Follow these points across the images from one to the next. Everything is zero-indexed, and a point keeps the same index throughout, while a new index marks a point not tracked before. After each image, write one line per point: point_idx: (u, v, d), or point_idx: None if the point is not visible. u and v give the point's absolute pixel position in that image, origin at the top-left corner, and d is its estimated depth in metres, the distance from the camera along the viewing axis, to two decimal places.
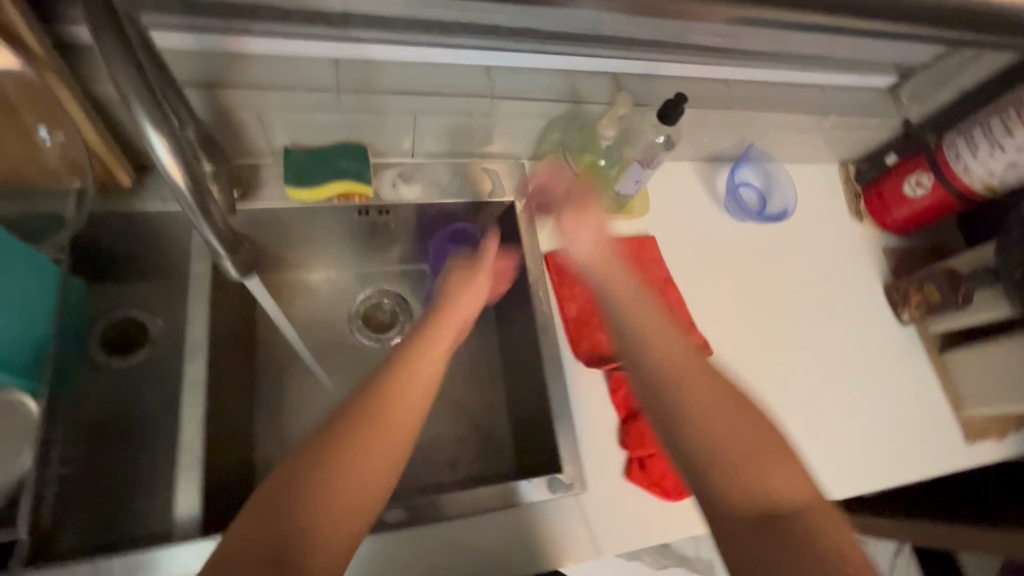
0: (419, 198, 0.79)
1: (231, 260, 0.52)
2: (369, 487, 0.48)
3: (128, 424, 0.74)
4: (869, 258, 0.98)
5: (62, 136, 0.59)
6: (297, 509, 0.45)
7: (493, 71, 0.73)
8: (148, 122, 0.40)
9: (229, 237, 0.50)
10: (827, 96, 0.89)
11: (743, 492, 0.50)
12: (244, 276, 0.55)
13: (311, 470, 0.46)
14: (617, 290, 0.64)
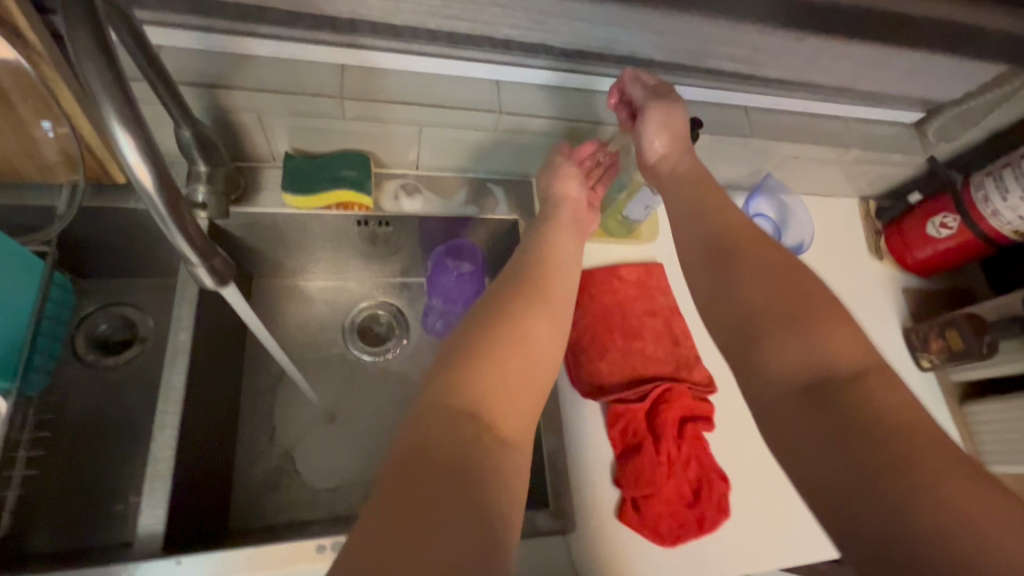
0: (421, 210, 0.77)
1: (204, 267, 0.48)
2: (528, 369, 0.55)
3: (106, 427, 0.72)
4: (888, 298, 0.94)
5: (62, 130, 0.58)
6: (479, 380, 0.51)
7: (504, 87, 0.71)
8: (116, 121, 0.38)
9: (200, 241, 0.47)
10: (850, 129, 0.86)
11: (796, 352, 0.50)
12: (217, 285, 0.51)
13: (481, 351, 0.54)
14: (682, 197, 0.67)
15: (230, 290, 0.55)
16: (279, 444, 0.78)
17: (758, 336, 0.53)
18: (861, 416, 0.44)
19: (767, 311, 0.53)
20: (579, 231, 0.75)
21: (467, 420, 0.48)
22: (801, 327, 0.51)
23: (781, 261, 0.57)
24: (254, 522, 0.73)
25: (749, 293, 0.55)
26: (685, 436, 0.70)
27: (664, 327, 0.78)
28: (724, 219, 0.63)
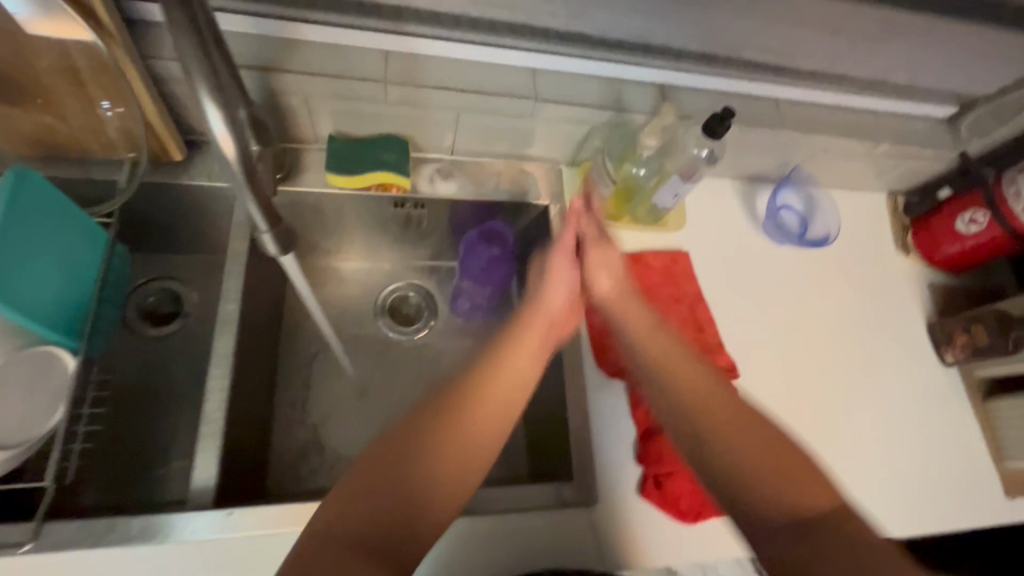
0: (455, 194, 0.80)
1: (270, 235, 0.52)
2: (465, 457, 0.52)
3: (155, 392, 0.76)
4: (913, 292, 0.94)
5: (120, 108, 0.61)
6: (403, 476, 0.49)
7: (540, 75, 0.73)
8: (207, 97, 0.42)
9: (269, 209, 0.51)
10: (881, 123, 0.86)
11: (777, 498, 0.51)
12: (279, 255, 0.55)
13: (420, 446, 0.50)
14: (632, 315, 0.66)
15: (288, 260, 0.58)
16: (312, 416, 0.82)
17: (741, 489, 0.53)
18: (849, 544, 0.47)
19: (748, 462, 0.54)
20: (550, 321, 0.66)
21: (377, 518, 0.47)
22: (788, 478, 0.52)
23: (728, 397, 0.59)
24: (289, 488, 0.76)
25: (735, 455, 0.55)
26: None
27: (687, 314, 0.80)
28: (694, 375, 0.61)
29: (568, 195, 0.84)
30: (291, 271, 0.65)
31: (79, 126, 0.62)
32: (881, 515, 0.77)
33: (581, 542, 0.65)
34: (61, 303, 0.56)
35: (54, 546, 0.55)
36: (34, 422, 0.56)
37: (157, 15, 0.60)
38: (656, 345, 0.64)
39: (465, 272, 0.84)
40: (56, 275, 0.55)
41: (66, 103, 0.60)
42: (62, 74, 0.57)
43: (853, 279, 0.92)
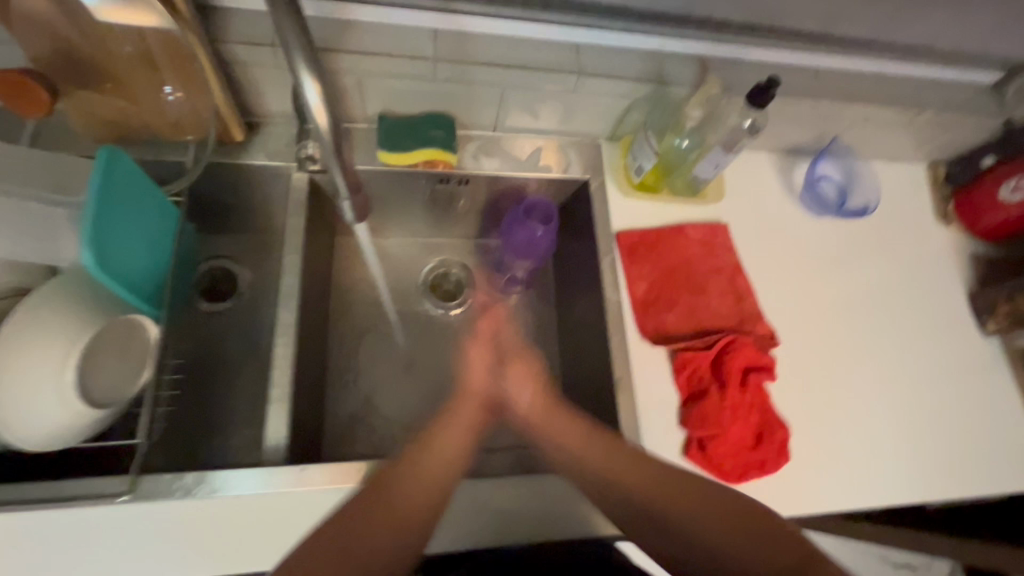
0: (498, 169, 0.82)
1: (350, 202, 0.56)
2: (412, 521, 0.55)
3: (217, 361, 0.80)
4: (953, 263, 0.93)
5: (182, 93, 0.65)
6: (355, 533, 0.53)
7: (583, 49, 0.74)
8: (303, 69, 0.43)
9: (352, 179, 0.54)
10: (924, 90, 0.86)
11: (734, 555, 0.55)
12: (355, 222, 0.59)
13: (358, 530, 0.53)
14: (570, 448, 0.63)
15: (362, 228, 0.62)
16: (362, 385, 0.85)
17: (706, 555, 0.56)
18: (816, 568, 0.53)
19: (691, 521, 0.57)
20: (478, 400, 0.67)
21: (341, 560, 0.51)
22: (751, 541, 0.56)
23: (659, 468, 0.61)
24: (342, 453, 0.79)
25: (693, 528, 0.57)
26: (750, 384, 0.74)
27: (727, 284, 0.82)
28: (625, 461, 0.61)
29: (608, 168, 0.86)
30: (360, 238, 0.70)
31: (150, 109, 0.66)
32: (909, 484, 0.77)
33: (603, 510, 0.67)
34: (140, 273, 0.59)
35: (147, 498, 0.58)
36: (119, 386, 0.58)
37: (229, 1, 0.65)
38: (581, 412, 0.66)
39: (526, 253, 0.83)
40: (138, 248, 0.58)
41: (136, 86, 0.64)
42: (138, 60, 0.61)
43: (876, 251, 0.91)
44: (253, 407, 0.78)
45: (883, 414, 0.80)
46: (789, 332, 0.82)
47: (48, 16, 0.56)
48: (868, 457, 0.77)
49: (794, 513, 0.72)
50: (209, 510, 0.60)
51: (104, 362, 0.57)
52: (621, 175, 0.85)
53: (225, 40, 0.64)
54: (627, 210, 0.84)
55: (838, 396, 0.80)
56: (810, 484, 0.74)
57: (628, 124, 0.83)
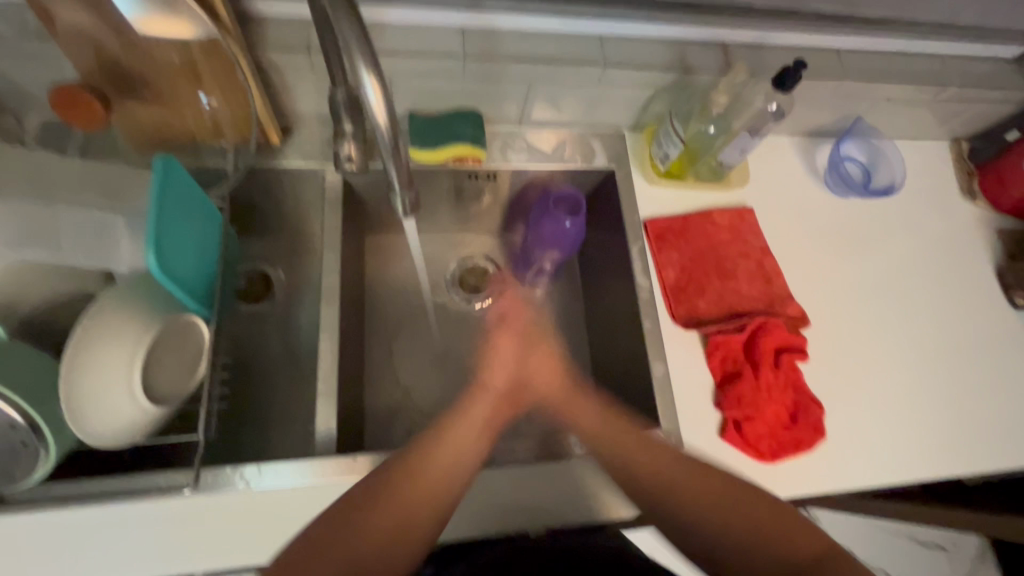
0: (525, 162, 0.83)
1: (404, 196, 0.58)
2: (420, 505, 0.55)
3: (257, 359, 0.81)
4: (980, 238, 0.93)
5: (216, 101, 0.67)
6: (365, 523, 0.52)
7: (607, 41, 0.77)
8: (364, 68, 0.44)
9: (406, 173, 0.55)
10: (946, 67, 0.86)
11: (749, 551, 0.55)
12: (406, 215, 0.60)
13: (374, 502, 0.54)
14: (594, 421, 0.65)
15: (411, 221, 0.63)
16: (398, 379, 0.86)
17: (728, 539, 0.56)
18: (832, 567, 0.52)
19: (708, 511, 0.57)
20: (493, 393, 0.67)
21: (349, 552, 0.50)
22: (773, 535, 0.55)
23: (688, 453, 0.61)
24: (383, 445, 0.81)
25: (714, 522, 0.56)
26: (782, 364, 0.75)
27: (755, 268, 0.83)
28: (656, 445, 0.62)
29: (633, 158, 0.87)
30: (409, 232, 0.71)
31: (192, 117, 0.69)
32: (943, 459, 0.77)
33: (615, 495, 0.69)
34: (194, 278, 0.61)
35: (209, 490, 0.60)
36: (175, 384, 0.61)
37: (266, 9, 0.68)
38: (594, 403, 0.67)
39: (552, 244, 0.83)
40: (192, 253, 0.60)
41: (175, 95, 0.66)
42: (183, 71, 0.63)
43: (897, 229, 0.92)
44: (295, 403, 0.79)
45: (914, 389, 0.81)
46: (818, 312, 0.83)
47: (96, 30, 0.58)
48: (899, 433, 0.77)
49: (832, 490, 0.73)
50: (266, 498, 0.62)
51: (163, 362, 0.60)
52: (646, 164, 0.86)
53: (265, 48, 0.68)
54: (653, 199, 0.86)
55: (869, 373, 0.81)
56: (845, 461, 0.74)
57: (651, 114, 0.85)
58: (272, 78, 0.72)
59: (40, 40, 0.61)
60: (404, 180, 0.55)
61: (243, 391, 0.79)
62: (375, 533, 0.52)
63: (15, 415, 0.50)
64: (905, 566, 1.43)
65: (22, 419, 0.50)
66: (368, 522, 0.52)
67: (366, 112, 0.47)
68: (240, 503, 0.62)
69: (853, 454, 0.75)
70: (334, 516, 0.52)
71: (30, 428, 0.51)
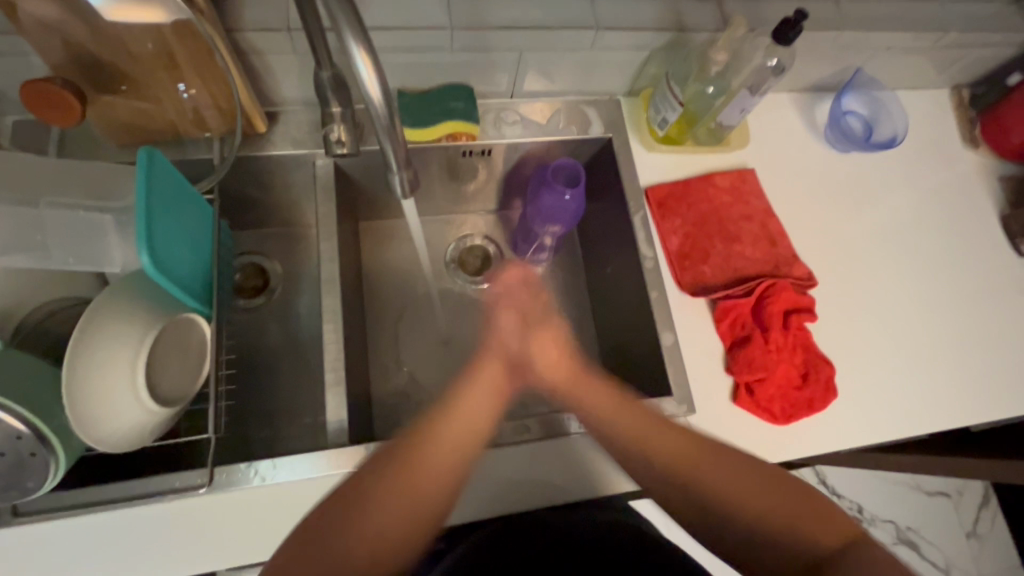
0: (520, 135, 0.81)
1: (401, 176, 0.56)
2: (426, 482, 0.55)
3: (260, 354, 0.80)
4: (983, 186, 0.92)
5: (196, 90, 0.65)
6: (372, 515, 0.52)
7: (598, 2, 0.74)
8: (354, 43, 0.41)
9: (403, 152, 0.53)
10: (946, 11, 0.84)
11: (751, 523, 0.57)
12: (405, 196, 0.58)
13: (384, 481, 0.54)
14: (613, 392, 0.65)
15: (409, 202, 0.61)
16: (405, 365, 0.85)
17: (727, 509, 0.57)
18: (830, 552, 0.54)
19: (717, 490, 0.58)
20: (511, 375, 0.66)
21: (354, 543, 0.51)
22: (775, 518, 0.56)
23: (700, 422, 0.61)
24: (394, 431, 0.81)
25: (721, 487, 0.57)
26: (792, 325, 0.75)
27: (759, 230, 0.81)
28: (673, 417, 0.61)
29: (630, 125, 0.85)
30: (407, 213, 0.69)
31: (172, 107, 0.66)
32: (954, 410, 0.77)
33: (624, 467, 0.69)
34: (189, 275, 0.59)
35: (225, 487, 0.60)
36: (181, 384, 0.60)
37: None
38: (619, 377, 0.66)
39: (553, 218, 0.81)
40: (185, 249, 0.59)
41: (152, 86, 0.63)
42: (158, 58, 0.60)
43: (900, 181, 0.91)
44: (303, 395, 0.78)
45: (922, 342, 0.81)
46: (824, 271, 0.83)
47: (63, 21, 0.55)
48: (908, 387, 0.77)
49: (846, 446, 0.73)
50: (280, 492, 0.62)
51: (167, 362, 0.59)
52: (643, 130, 0.84)
53: (243, 30, 0.65)
54: (653, 165, 0.84)
55: (878, 329, 0.80)
56: (857, 417, 0.75)
57: (646, 78, 0.82)
58: (253, 62, 0.69)
59: (4, 33, 0.58)
60: (400, 158, 0.53)
61: (250, 386, 0.77)
62: (380, 525, 0.52)
63: (19, 425, 0.48)
64: (912, 516, 1.46)
65: (27, 428, 0.49)
66: (377, 512, 0.53)
67: (358, 90, 0.44)
68: (256, 498, 0.61)
69: (864, 410, 0.75)
70: (340, 504, 0.53)
71: (37, 437, 0.49)
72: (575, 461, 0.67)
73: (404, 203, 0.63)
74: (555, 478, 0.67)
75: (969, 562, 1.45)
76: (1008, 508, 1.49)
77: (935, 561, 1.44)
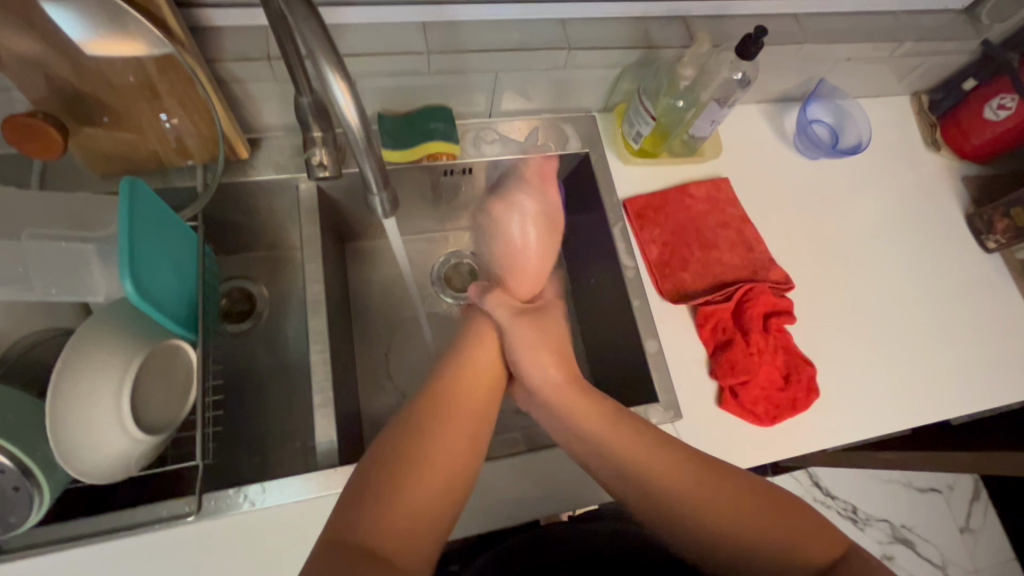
0: (500, 153, 0.83)
1: (381, 195, 0.56)
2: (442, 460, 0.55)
3: (248, 378, 0.80)
4: (947, 186, 0.96)
5: (178, 119, 0.66)
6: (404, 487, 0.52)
7: (569, 24, 0.77)
8: (329, 71, 0.43)
9: (381, 172, 0.54)
10: (901, 22, 0.88)
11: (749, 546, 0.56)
12: (386, 215, 0.59)
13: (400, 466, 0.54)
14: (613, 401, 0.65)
15: (390, 220, 0.62)
16: (395, 382, 0.85)
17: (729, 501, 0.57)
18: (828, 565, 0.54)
19: (716, 518, 0.56)
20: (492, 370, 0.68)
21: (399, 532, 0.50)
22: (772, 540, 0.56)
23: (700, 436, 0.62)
24: None
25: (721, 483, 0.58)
26: (771, 327, 0.77)
27: (736, 236, 0.84)
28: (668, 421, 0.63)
29: (606, 139, 0.88)
30: (389, 233, 0.70)
31: (154, 136, 0.67)
32: (934, 405, 0.79)
33: None
34: (176, 302, 0.60)
35: (215, 513, 0.59)
36: (168, 412, 0.60)
37: (217, 19, 0.67)
38: (598, 421, 0.61)
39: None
40: (171, 276, 0.59)
41: (133, 116, 0.64)
42: (140, 89, 0.61)
43: (868, 184, 0.94)
44: (292, 418, 0.78)
45: (898, 339, 0.83)
46: (800, 273, 0.85)
47: (43, 56, 0.56)
48: (887, 385, 0.79)
49: (830, 444, 0.75)
50: (271, 518, 0.61)
51: (153, 391, 0.59)
52: (619, 143, 0.87)
53: (222, 60, 0.66)
54: (630, 178, 0.86)
55: (855, 328, 0.82)
56: (840, 415, 0.76)
57: (620, 93, 0.85)
58: (233, 90, 0.70)
59: None
60: (378, 178, 0.54)
61: (237, 413, 0.77)
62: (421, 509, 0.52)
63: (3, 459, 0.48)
64: (906, 514, 1.47)
65: (10, 462, 0.48)
66: (415, 493, 0.52)
67: (334, 113, 0.45)
68: (247, 524, 0.61)
69: (846, 408, 0.77)
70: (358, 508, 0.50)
71: (20, 471, 0.49)
72: (570, 471, 0.68)
73: (386, 222, 0.63)
74: (549, 486, 0.68)
75: (964, 557, 1.46)
76: (999, 500, 1.51)
77: (932, 558, 1.45)
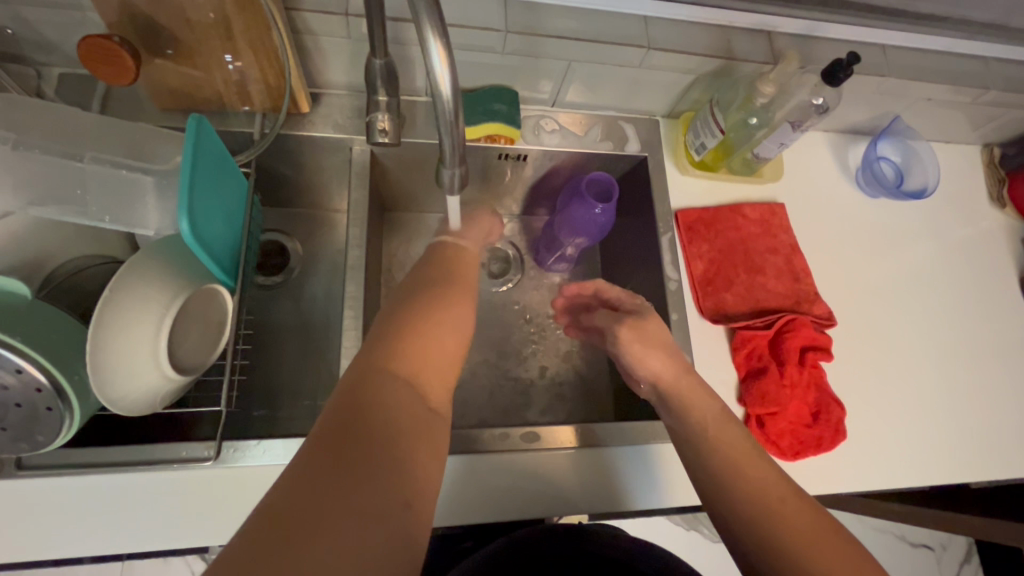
0: (558, 144, 0.81)
1: (453, 170, 0.54)
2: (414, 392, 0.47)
3: (272, 332, 0.80)
4: (1006, 245, 0.93)
5: (243, 63, 0.65)
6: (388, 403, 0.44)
7: (651, 22, 0.74)
8: (431, 33, 0.41)
9: (458, 147, 0.51)
10: (991, 69, 0.84)
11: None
12: (453, 190, 0.57)
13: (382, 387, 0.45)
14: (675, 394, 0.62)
15: (452, 197, 0.60)
16: None
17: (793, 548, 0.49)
18: None
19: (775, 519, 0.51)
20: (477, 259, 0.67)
21: (361, 427, 0.41)
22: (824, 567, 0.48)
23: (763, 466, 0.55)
24: None
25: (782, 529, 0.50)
26: (807, 362, 0.75)
27: (785, 264, 0.82)
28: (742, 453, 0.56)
29: (666, 146, 0.86)
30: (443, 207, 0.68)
31: (219, 77, 0.66)
32: (957, 467, 0.77)
33: (628, 490, 0.69)
34: (221, 249, 0.59)
35: (233, 462, 0.59)
36: (197, 358, 0.60)
37: None
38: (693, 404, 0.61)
39: (580, 229, 0.81)
40: (220, 223, 0.58)
41: (204, 55, 0.63)
42: (216, 29, 0.60)
43: (924, 230, 0.91)
44: (311, 378, 0.78)
45: (929, 394, 0.80)
46: (842, 312, 0.83)
47: None
48: (912, 439, 0.77)
49: (844, 490, 0.73)
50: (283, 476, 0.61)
51: (186, 332, 0.59)
52: (679, 152, 0.85)
53: (301, 9, 0.65)
54: (685, 189, 0.84)
55: (891, 376, 0.80)
56: (861, 463, 0.75)
57: (688, 101, 0.83)
58: (305, 41, 0.69)
59: None
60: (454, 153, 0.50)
61: (256, 365, 0.77)
62: (397, 438, 0.43)
63: (41, 377, 0.48)
64: (895, 565, 1.46)
65: (47, 381, 0.48)
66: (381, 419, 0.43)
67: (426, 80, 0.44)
68: (259, 477, 0.61)
69: (868, 457, 0.75)
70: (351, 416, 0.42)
71: (56, 392, 0.49)
72: (583, 474, 0.68)
73: (448, 199, 0.61)
74: (560, 486, 0.67)
75: None
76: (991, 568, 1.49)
77: None
